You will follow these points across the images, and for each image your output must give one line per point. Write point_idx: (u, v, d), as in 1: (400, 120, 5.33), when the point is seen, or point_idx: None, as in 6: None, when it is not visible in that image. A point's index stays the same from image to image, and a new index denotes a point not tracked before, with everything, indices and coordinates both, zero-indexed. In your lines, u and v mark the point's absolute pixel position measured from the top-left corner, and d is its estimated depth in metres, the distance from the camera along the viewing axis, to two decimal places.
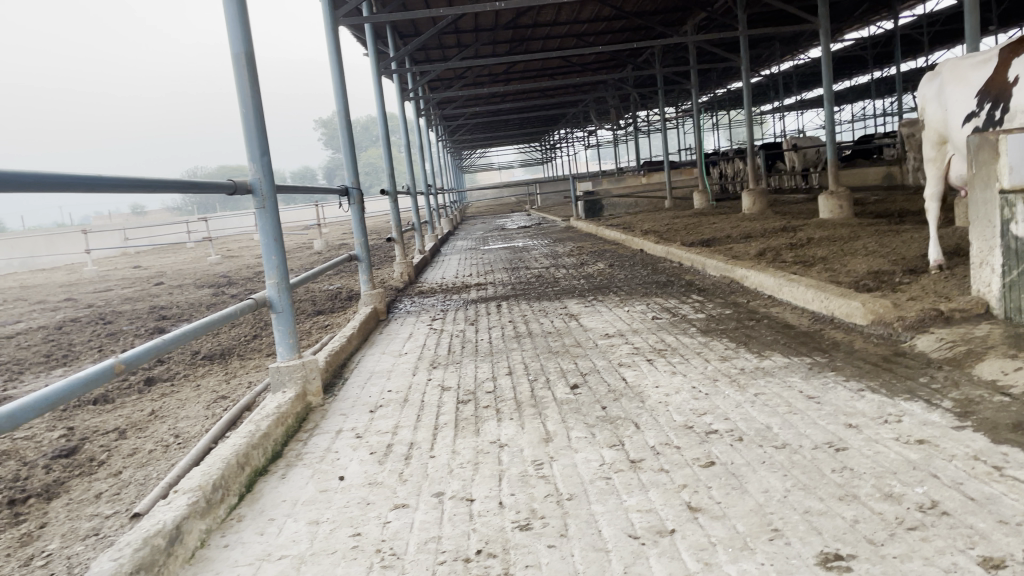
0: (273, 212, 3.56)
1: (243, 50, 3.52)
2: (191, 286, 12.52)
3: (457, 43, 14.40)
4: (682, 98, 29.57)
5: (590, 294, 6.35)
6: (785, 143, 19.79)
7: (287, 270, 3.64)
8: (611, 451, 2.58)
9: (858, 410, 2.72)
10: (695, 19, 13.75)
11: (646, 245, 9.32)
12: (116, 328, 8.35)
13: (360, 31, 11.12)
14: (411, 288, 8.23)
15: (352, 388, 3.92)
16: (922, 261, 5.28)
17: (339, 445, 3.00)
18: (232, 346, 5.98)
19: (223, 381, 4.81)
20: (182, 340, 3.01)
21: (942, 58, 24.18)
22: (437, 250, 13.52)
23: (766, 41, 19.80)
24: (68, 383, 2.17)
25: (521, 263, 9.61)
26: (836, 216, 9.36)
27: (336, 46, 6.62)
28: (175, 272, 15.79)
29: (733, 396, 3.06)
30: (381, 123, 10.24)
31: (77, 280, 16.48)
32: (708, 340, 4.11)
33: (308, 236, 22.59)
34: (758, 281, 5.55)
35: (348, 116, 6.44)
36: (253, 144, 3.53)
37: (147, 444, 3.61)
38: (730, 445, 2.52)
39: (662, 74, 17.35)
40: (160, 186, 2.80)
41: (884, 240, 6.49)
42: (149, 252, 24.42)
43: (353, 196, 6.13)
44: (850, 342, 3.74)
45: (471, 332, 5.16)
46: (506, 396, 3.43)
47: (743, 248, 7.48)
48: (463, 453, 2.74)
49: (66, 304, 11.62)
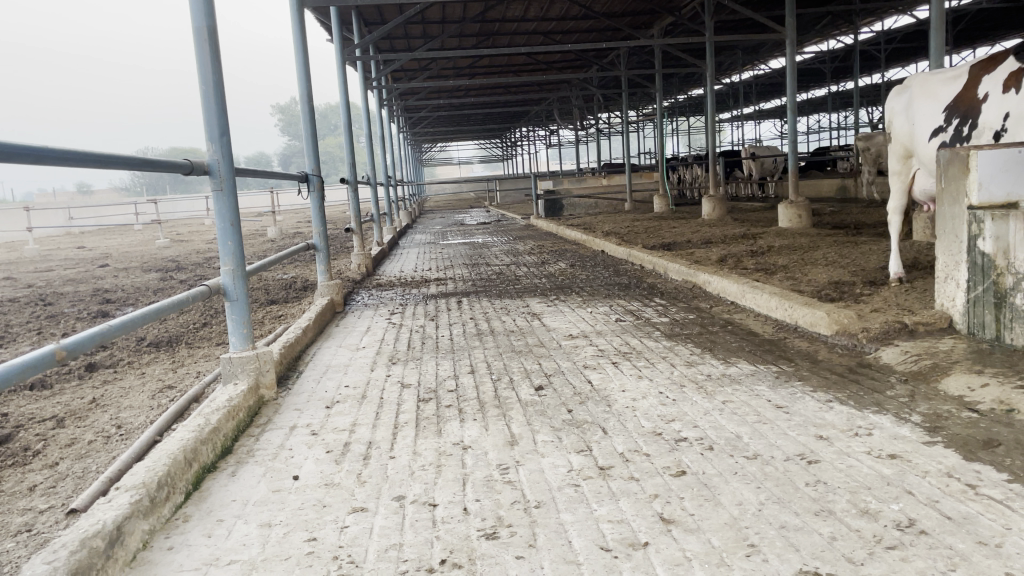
0: (230, 195, 3.40)
1: (206, 24, 3.35)
2: (138, 269, 12.14)
3: (423, 33, 14.23)
4: (644, 102, 29.77)
5: (552, 294, 6.28)
6: (744, 151, 20.03)
7: (244, 256, 3.48)
8: (579, 457, 2.50)
9: (828, 421, 2.69)
10: (662, 23, 13.81)
11: (607, 246, 9.29)
12: (57, 310, 8.01)
13: (326, 16, 10.89)
14: (369, 280, 8.07)
15: (306, 382, 3.77)
16: (881, 273, 5.33)
17: (293, 442, 2.86)
18: (181, 333, 5.76)
19: (171, 369, 4.62)
20: (127, 327, 2.83)
21: (897, 76, 24.77)
22: (396, 243, 13.34)
23: (729, 50, 20.00)
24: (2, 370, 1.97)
25: (482, 259, 9.51)
26: (794, 225, 9.46)
27: (301, 29, 6.42)
28: (123, 254, 15.32)
29: (701, 403, 3.01)
30: (343, 112, 10.02)
31: (18, 259, 15.87)
32: (673, 345, 4.07)
33: (262, 223, 22.12)
34: (720, 286, 5.54)
35: (311, 100, 6.25)
36: (213, 122, 3.36)
37: (86, 435, 3.42)
38: (700, 454, 2.46)
39: (627, 77, 17.40)
40: (109, 161, 2.62)
41: (844, 252, 6.55)
42: (94, 233, 23.70)
43: (313, 183, 5.95)
44: (814, 352, 3.72)
45: (431, 328, 5.05)
46: (469, 396, 3.33)
47: (705, 253, 7.49)
48: (424, 455, 2.63)
49: (5, 283, 11.15)
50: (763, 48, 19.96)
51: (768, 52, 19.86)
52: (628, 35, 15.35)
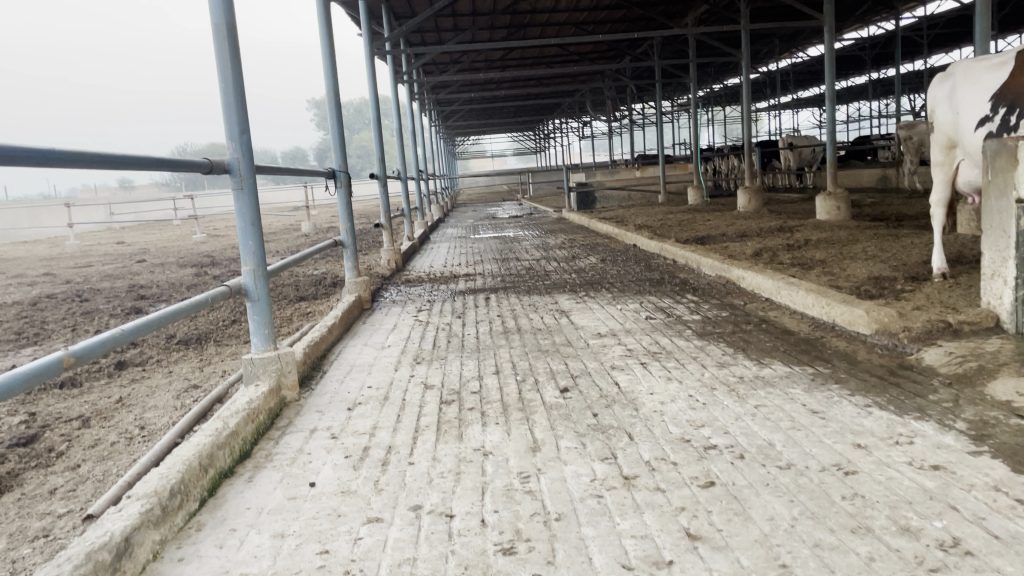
0: (251, 193, 3.35)
1: (225, 20, 3.29)
2: (173, 265, 12.25)
3: (453, 26, 14.15)
4: (678, 93, 29.40)
5: (582, 290, 6.19)
6: (781, 142, 19.65)
7: (265, 256, 3.44)
8: (603, 465, 2.41)
9: (866, 428, 2.56)
10: (696, 12, 13.56)
11: (639, 240, 9.13)
12: (92, 306, 8.10)
13: (355, 10, 10.84)
14: (398, 276, 8.05)
15: (330, 382, 3.73)
16: (923, 268, 5.13)
17: (312, 446, 2.81)
18: (210, 330, 5.77)
19: (198, 368, 4.61)
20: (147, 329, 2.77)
21: (941, 63, 24.12)
22: (427, 237, 13.32)
23: (766, 38, 19.60)
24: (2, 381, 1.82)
25: (512, 254, 9.43)
26: (832, 217, 9.22)
27: (327, 24, 6.38)
28: (160, 250, 15.52)
29: (733, 407, 2.89)
30: (372, 106, 9.96)
31: (59, 255, 16.17)
32: (705, 344, 3.94)
33: (296, 218, 22.28)
34: (755, 282, 5.39)
35: (338, 95, 6.20)
36: (232, 121, 3.32)
37: (110, 435, 3.41)
38: (730, 462, 2.35)
39: (660, 67, 17.14)
40: (127, 163, 2.58)
41: (884, 245, 6.34)
42: (134, 228, 24.09)
43: (340, 179, 5.91)
44: (853, 352, 3.57)
45: (458, 325, 4.98)
46: (492, 398, 3.25)
47: (739, 247, 7.32)
48: (444, 461, 2.55)
49: (44, 280, 11.31)
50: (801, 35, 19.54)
51: (806, 39, 19.42)
52: (661, 24, 15.10)
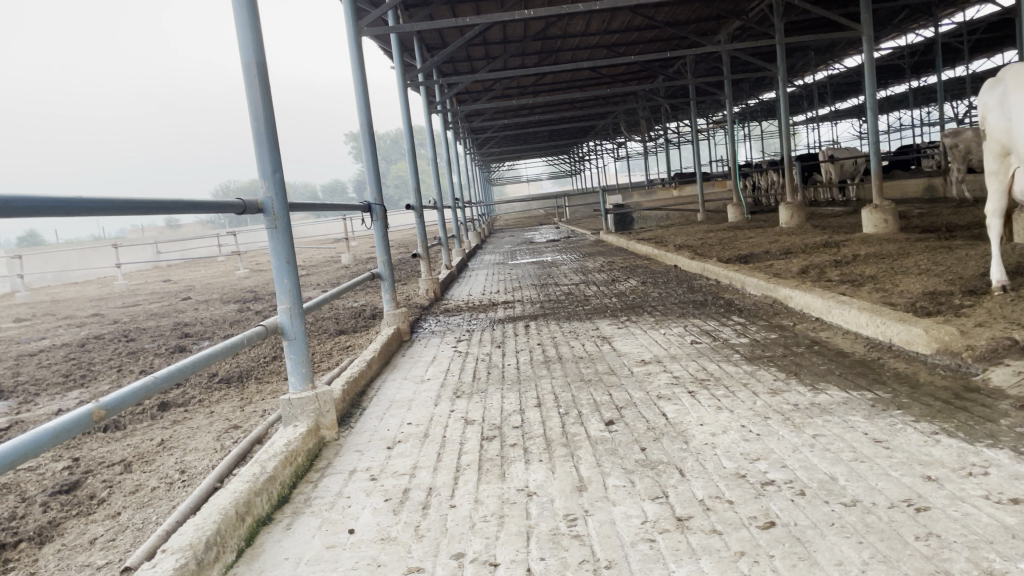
0: (285, 231, 3.32)
1: (255, 59, 3.27)
2: (217, 302, 12.39)
3: (485, 54, 14.23)
4: (713, 110, 29.20)
5: (623, 314, 6.07)
6: (821, 154, 19.30)
7: (301, 294, 3.39)
8: (654, 505, 2.28)
9: (935, 458, 2.40)
10: (729, 28, 13.44)
11: (680, 260, 8.98)
12: (138, 346, 8.20)
13: (387, 44, 10.93)
14: (436, 306, 8.00)
15: (369, 420, 3.65)
16: (981, 281, 4.90)
17: (351, 489, 2.73)
18: (251, 368, 5.76)
19: (238, 407, 4.58)
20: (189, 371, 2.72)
21: (983, 67, 23.59)
22: (464, 265, 13.29)
23: (801, 51, 19.35)
24: (22, 443, 1.75)
25: (550, 279, 9.34)
26: (880, 230, 8.96)
27: (359, 60, 6.41)
28: (203, 286, 15.73)
29: (788, 438, 2.74)
30: (407, 137, 9.99)
31: (107, 295, 16.48)
32: (755, 370, 3.79)
33: (337, 250, 22.50)
34: (804, 301, 5.21)
35: (371, 128, 6.20)
36: (265, 159, 3.29)
37: (150, 480, 3.37)
38: (790, 500, 2.21)
39: (695, 85, 16.99)
40: (165, 208, 2.54)
41: (937, 259, 6.10)
42: (179, 266, 24.61)
43: (376, 212, 5.88)
44: (913, 374, 3.39)
45: (498, 355, 4.89)
46: (535, 433, 3.13)
47: (785, 265, 7.12)
48: (487, 504, 2.45)
49: (92, 320, 11.50)
50: (837, 47, 19.27)
51: (842, 50, 19.14)
52: (693, 42, 14.98)
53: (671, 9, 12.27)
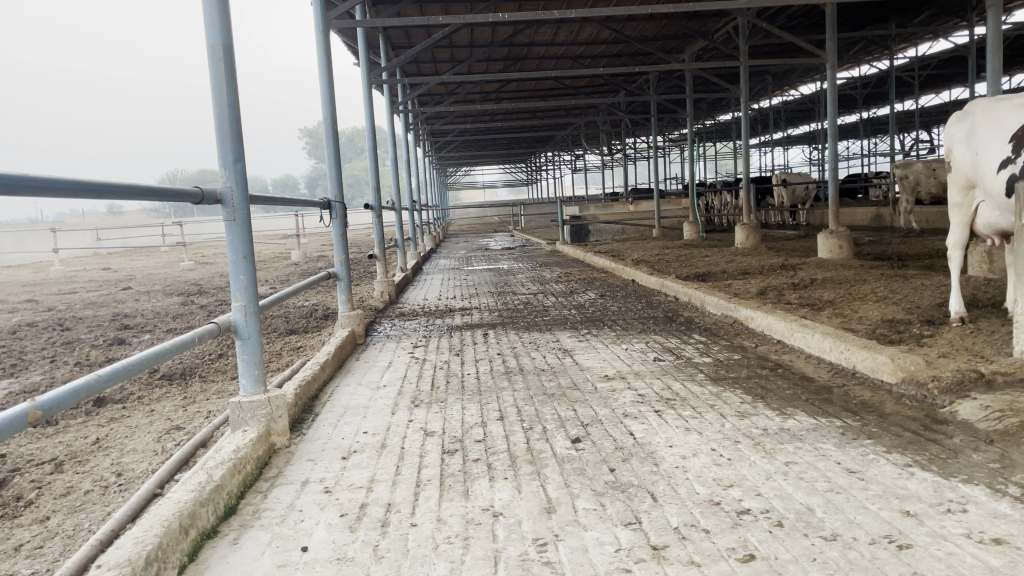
0: (244, 225, 3.14)
1: (221, 41, 3.10)
2: (160, 293, 11.97)
3: (451, 57, 14.11)
4: (671, 128, 29.56)
5: (583, 327, 5.97)
6: (774, 178, 19.62)
7: (258, 291, 3.21)
8: (627, 532, 2.18)
9: (911, 492, 2.35)
10: (693, 48, 13.56)
11: (638, 275, 8.96)
12: (74, 336, 7.83)
13: (352, 39, 10.74)
14: (391, 308, 7.82)
15: (322, 427, 3.48)
16: (939, 311, 4.96)
17: (304, 502, 2.57)
18: (195, 365, 5.51)
19: (181, 407, 4.35)
20: (139, 365, 2.53)
21: (931, 103, 24.37)
22: (419, 268, 13.11)
23: (760, 75, 19.68)
24: None
25: (508, 287, 9.25)
26: (835, 256, 9.08)
27: (326, 54, 6.23)
28: (146, 277, 15.20)
29: (761, 464, 2.67)
30: (368, 136, 9.78)
31: (43, 280, 15.84)
32: (720, 391, 3.72)
33: (286, 247, 22.06)
34: (765, 323, 5.19)
35: (335, 124, 6.02)
36: (226, 147, 3.11)
37: (84, 483, 3.15)
38: (768, 531, 2.13)
39: (656, 101, 17.12)
40: (111, 190, 2.36)
41: (894, 286, 6.17)
42: (121, 255, 23.86)
43: (336, 209, 5.69)
44: (879, 403, 3.36)
45: (457, 364, 4.75)
46: (499, 449, 3.01)
47: (744, 285, 7.14)
48: (451, 523, 2.32)
49: (25, 307, 11.00)
50: (794, 73, 19.66)
51: (798, 77, 19.52)
52: (658, 58, 15.10)
53: (638, 24, 12.33)
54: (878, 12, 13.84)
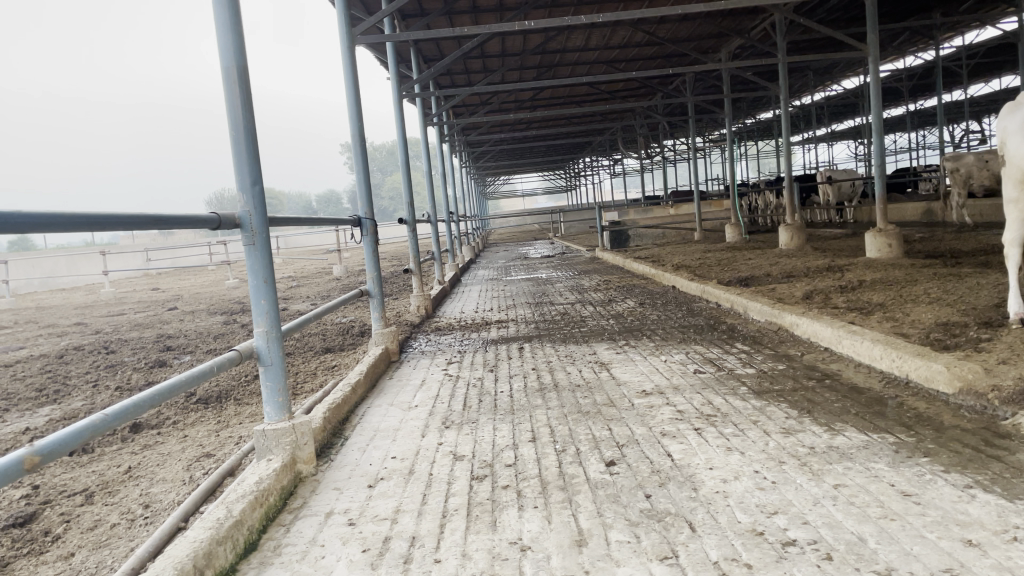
0: (264, 249, 3.07)
1: (235, 62, 3.04)
2: (204, 312, 12.11)
3: (483, 67, 14.08)
4: (710, 129, 29.14)
5: (621, 338, 5.82)
6: (818, 175, 19.15)
7: (280, 316, 3.13)
8: (662, 568, 2.04)
9: (973, 518, 2.16)
10: (730, 46, 13.31)
11: (678, 281, 8.76)
12: (118, 359, 7.92)
13: (383, 54, 10.74)
14: (428, 323, 7.75)
15: (351, 452, 3.40)
16: (997, 313, 4.69)
17: (327, 536, 2.47)
18: (230, 388, 5.49)
19: (213, 432, 4.32)
20: (156, 399, 2.46)
21: (981, 92, 23.61)
22: (458, 280, 13.05)
23: (800, 71, 19.26)
24: None
25: (546, 297, 9.11)
26: (885, 254, 8.75)
27: (352, 70, 6.20)
28: (192, 296, 15.42)
29: (807, 487, 2.50)
30: (401, 149, 9.75)
31: (93, 302, 16.19)
32: (764, 406, 3.54)
33: (329, 262, 22.23)
34: (812, 330, 4.97)
35: (363, 140, 5.97)
36: (244, 170, 3.04)
37: (112, 516, 3.11)
38: (816, 566, 1.97)
39: (694, 101, 16.84)
40: (109, 222, 2.21)
41: (948, 286, 5.89)
42: (170, 275, 24.31)
43: (366, 226, 5.62)
44: (935, 416, 3.15)
45: (490, 381, 4.64)
46: (529, 474, 2.89)
47: (788, 289, 6.91)
48: (476, 559, 2.21)
49: (74, 330, 11.19)
50: (835, 68, 19.20)
51: (840, 71, 19.04)
52: (693, 59, 14.85)
53: (672, 25, 12.13)
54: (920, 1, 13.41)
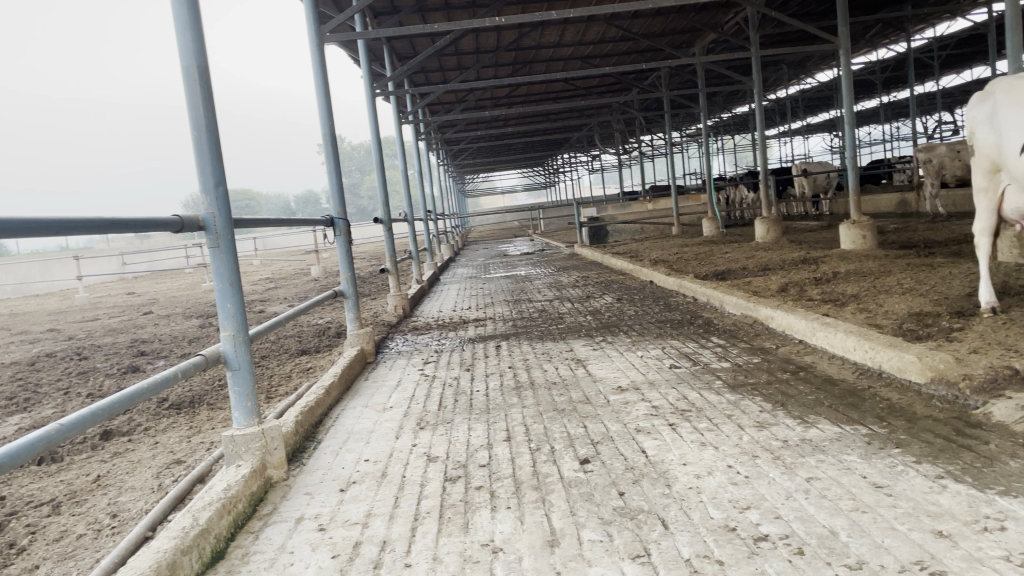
0: (229, 251, 3.01)
1: (196, 61, 2.98)
2: (179, 316, 11.96)
3: (457, 64, 14.03)
4: (686, 123, 29.25)
5: (598, 334, 5.81)
6: (794, 168, 19.27)
7: (246, 320, 3.08)
8: (634, 567, 2.02)
9: (944, 509, 2.16)
10: (703, 41, 13.34)
11: (655, 276, 8.77)
12: (90, 365, 7.79)
13: (355, 52, 10.66)
14: (405, 323, 7.69)
15: (322, 456, 3.35)
16: (969, 302, 4.72)
17: (295, 543, 2.43)
18: (203, 392, 5.42)
19: (185, 438, 4.25)
20: (119, 406, 2.39)
21: (952, 83, 23.86)
22: (437, 279, 12.97)
23: (774, 64, 19.39)
24: None
25: (524, 294, 9.09)
26: (859, 246, 8.82)
27: (322, 68, 6.13)
28: (168, 300, 15.26)
29: (780, 481, 2.49)
30: (375, 148, 9.67)
31: (67, 308, 15.97)
32: (739, 400, 3.53)
33: (307, 262, 22.08)
34: (786, 323, 4.98)
35: (334, 139, 5.91)
36: (207, 171, 2.99)
37: (78, 526, 3.05)
38: (787, 561, 1.96)
39: (669, 96, 16.89)
40: (64, 227, 2.12)
41: (920, 277, 5.93)
42: (146, 278, 24.06)
43: (339, 226, 5.56)
44: (908, 406, 3.16)
45: (466, 380, 4.60)
46: (503, 474, 2.86)
47: (764, 282, 6.94)
48: (447, 562, 2.18)
49: (46, 337, 11.02)
50: (809, 61, 19.34)
51: (814, 65, 19.16)
52: (668, 54, 14.89)
53: (644, 20, 12.14)
54: None
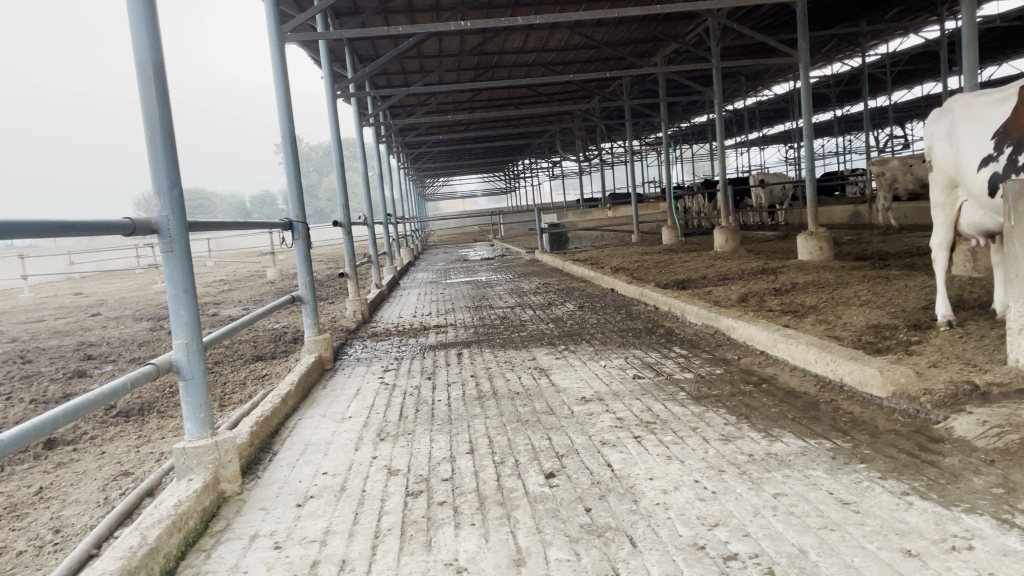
0: (183, 255, 2.90)
1: (151, 59, 2.86)
2: (129, 318, 11.62)
3: (419, 67, 13.95)
4: (646, 132, 29.51)
5: (561, 342, 5.78)
6: (751, 179, 19.52)
7: (201, 328, 2.97)
8: None
9: (912, 527, 2.15)
10: (665, 51, 13.46)
11: (616, 284, 8.79)
12: (33, 369, 7.50)
13: (316, 52, 10.52)
14: (364, 329, 7.57)
15: (279, 468, 3.24)
16: (926, 315, 4.79)
17: (250, 561, 2.33)
18: (153, 400, 5.24)
19: (133, 448, 4.10)
20: (63, 419, 2.26)
21: (903, 98, 24.45)
22: (396, 283, 12.82)
23: (732, 76, 19.66)
24: None
25: (484, 301, 9.03)
26: (815, 257, 8.93)
27: (281, 68, 6.00)
28: (117, 301, 14.82)
29: (747, 497, 2.47)
30: (335, 150, 9.52)
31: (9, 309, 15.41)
32: (702, 412, 3.52)
33: (263, 264, 21.69)
34: (748, 333, 5.00)
35: (294, 142, 5.79)
36: (161, 173, 2.87)
37: (18, 542, 2.90)
38: None
39: (630, 104, 17.00)
40: (9, 228, 2.00)
41: (877, 289, 6.02)
42: (95, 279, 23.40)
43: (298, 230, 5.44)
44: (870, 420, 3.18)
45: (427, 390, 4.52)
46: (466, 489, 2.79)
47: (724, 291, 6.98)
48: None
49: None
50: (766, 74, 19.67)
51: (771, 77, 19.47)
52: (629, 63, 14.99)
53: (607, 29, 12.21)
54: (847, 11, 13.83)
